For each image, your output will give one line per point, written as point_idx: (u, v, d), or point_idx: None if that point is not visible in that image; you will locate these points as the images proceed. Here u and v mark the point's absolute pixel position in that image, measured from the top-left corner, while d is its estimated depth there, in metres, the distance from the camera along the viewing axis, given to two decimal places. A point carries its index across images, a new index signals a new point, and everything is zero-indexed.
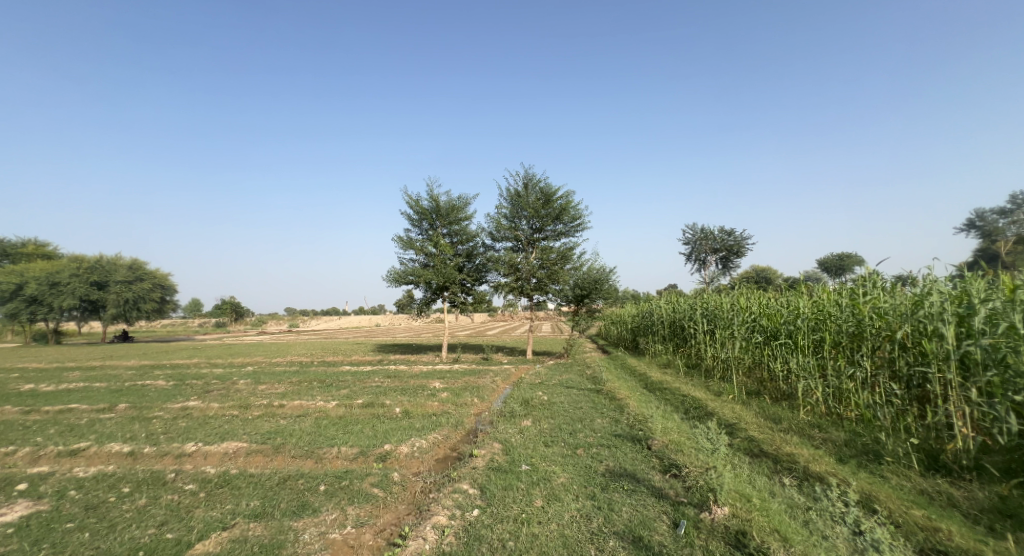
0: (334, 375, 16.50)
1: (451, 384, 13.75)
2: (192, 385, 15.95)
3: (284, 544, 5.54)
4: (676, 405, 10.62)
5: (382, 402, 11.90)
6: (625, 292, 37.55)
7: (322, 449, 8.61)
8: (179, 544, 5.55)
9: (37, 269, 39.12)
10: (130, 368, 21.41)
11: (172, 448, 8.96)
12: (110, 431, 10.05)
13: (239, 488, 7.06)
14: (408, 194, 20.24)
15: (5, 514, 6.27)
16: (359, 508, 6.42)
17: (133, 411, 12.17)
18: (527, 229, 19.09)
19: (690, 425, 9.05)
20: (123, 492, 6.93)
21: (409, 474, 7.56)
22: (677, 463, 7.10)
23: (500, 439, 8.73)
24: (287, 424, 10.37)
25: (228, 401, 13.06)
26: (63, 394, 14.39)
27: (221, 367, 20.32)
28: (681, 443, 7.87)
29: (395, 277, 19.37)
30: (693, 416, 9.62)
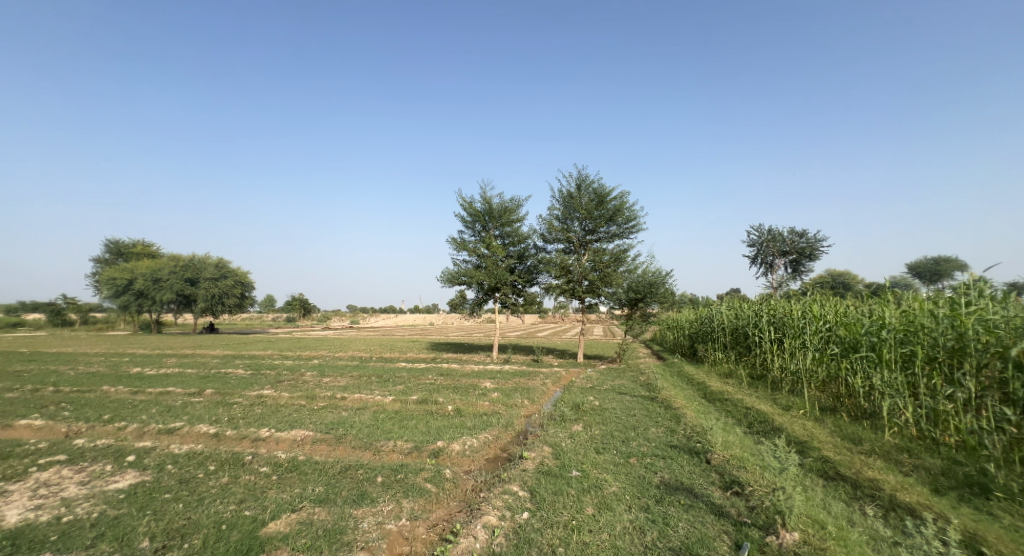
0: (391, 371, 17.15)
1: (502, 385, 13.82)
2: (266, 375, 17.18)
3: (345, 531, 5.79)
4: (738, 418, 10.04)
5: (436, 399, 12.17)
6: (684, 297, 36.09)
7: (380, 442, 8.93)
8: (255, 522, 5.96)
9: (142, 266, 43.84)
10: (216, 357, 23.44)
11: (250, 432, 9.68)
12: (199, 414, 11.03)
13: (305, 474, 7.47)
14: (462, 196, 20.65)
15: (117, 481, 7.04)
16: (414, 501, 6.59)
17: (218, 396, 13.30)
18: (580, 231, 18.84)
19: (753, 441, 8.52)
20: (210, 470, 7.57)
21: (461, 472, 7.67)
22: (739, 480, 6.70)
23: (551, 443, 8.65)
24: (347, 416, 10.87)
25: (296, 391, 13.93)
26: (160, 378, 15.96)
27: (292, 360, 21.72)
28: (744, 459, 7.43)
29: (449, 277, 19.79)
30: (758, 431, 9.05)
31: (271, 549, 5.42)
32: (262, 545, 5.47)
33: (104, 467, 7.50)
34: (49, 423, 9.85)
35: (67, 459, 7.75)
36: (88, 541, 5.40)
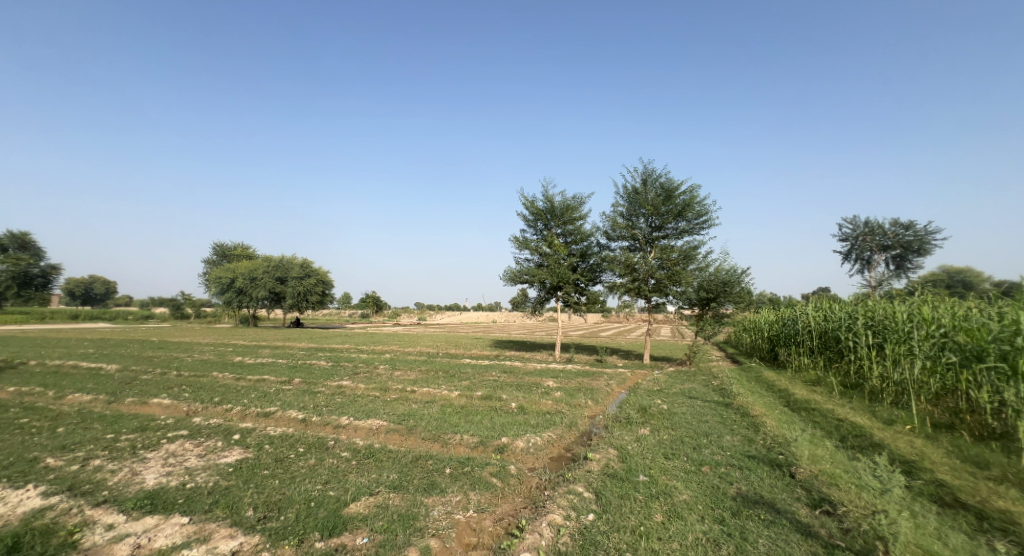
0: (458, 366, 17.70)
1: (565, 384, 13.77)
2: (345, 367, 18.44)
3: (417, 517, 6.09)
4: (827, 430, 9.26)
5: (500, 396, 12.38)
6: (764, 296, 33.78)
7: (447, 434, 9.27)
8: (338, 501, 6.45)
9: (242, 266, 48.77)
10: (302, 349, 25.53)
11: (332, 419, 10.46)
12: (289, 400, 12.09)
13: (381, 461, 7.94)
14: (524, 195, 20.79)
15: (226, 456, 7.92)
16: (480, 494, 6.79)
17: (304, 385, 14.50)
18: (646, 227, 18.28)
19: (847, 457, 7.83)
20: (299, 451, 8.28)
21: (526, 469, 7.78)
22: (830, 499, 6.23)
23: (616, 445, 8.51)
24: (417, 408, 11.37)
25: (371, 383, 14.83)
26: (257, 367, 17.68)
27: (367, 353, 23.14)
28: (836, 476, 6.87)
29: (511, 275, 20.01)
30: (854, 446, 8.31)
31: (352, 528, 5.84)
32: (345, 524, 5.91)
33: (216, 443, 8.47)
34: (172, 402, 11.29)
35: (187, 434, 8.83)
36: (206, 506, 6.14)
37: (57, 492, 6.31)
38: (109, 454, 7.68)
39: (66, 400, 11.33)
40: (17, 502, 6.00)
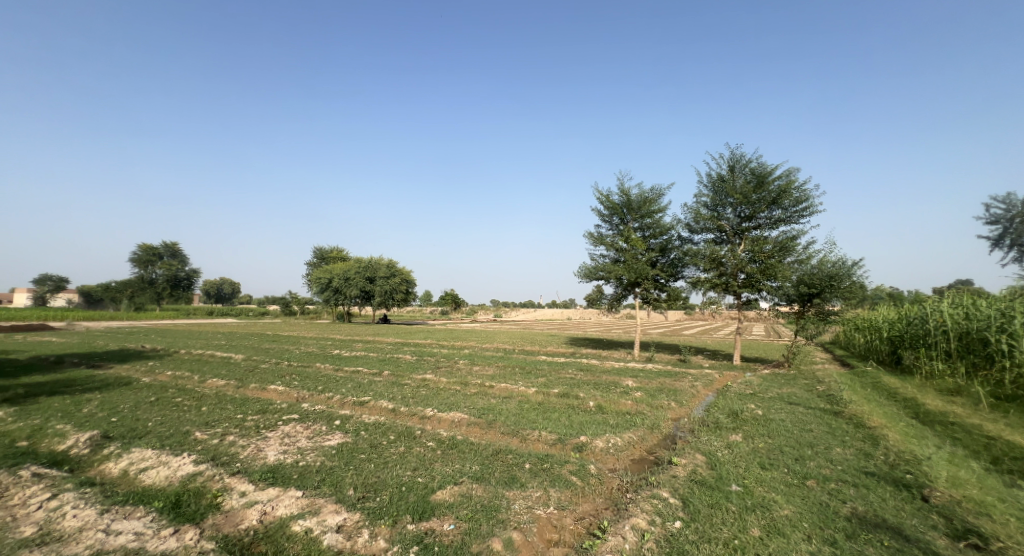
0: (534, 363, 17.93)
1: (645, 384, 13.41)
2: (428, 361, 19.46)
3: (499, 509, 6.32)
4: (972, 450, 8.07)
5: (577, 394, 12.34)
6: (883, 291, 30.12)
7: (526, 430, 9.45)
8: (427, 488, 6.88)
9: (338, 267, 53.21)
10: (390, 343, 27.35)
11: (417, 410, 11.12)
12: (380, 391, 13.03)
13: (464, 452, 8.31)
14: (598, 189, 20.44)
15: (330, 439, 8.75)
16: (560, 492, 6.86)
17: (393, 377, 15.55)
18: (733, 218, 17.20)
19: (1001, 484, 6.81)
20: (390, 439, 8.92)
21: (606, 469, 7.71)
22: (977, 532, 5.48)
23: (704, 451, 8.16)
24: (496, 403, 11.70)
25: (452, 377, 15.52)
26: (352, 359, 19.27)
27: (448, 348, 24.21)
28: (985, 505, 6.03)
29: (586, 272, 19.80)
30: (1011, 470, 7.20)
31: (439, 514, 6.21)
32: (432, 510, 6.29)
33: (322, 427, 9.39)
34: (284, 389, 12.67)
35: (298, 417, 9.89)
36: (316, 483, 6.85)
37: (204, 460, 7.38)
38: (240, 431, 8.83)
39: (206, 383, 13.20)
40: (176, 467, 7.12)
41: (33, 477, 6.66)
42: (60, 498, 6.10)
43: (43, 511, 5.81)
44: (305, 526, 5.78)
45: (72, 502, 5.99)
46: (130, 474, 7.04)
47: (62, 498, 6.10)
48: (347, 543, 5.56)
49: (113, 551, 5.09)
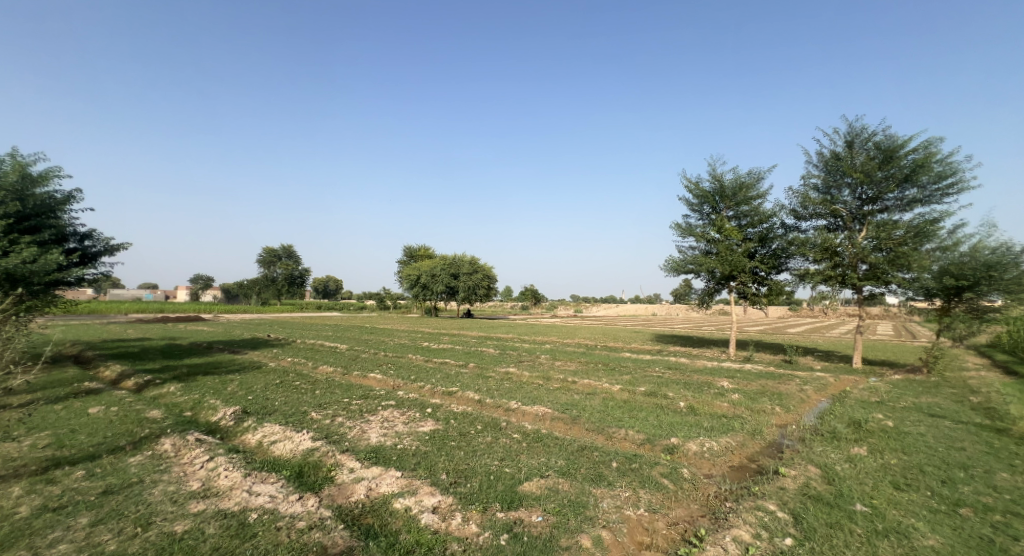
0: (617, 359, 17.53)
1: (743, 386, 12.52)
2: (511, 355, 19.85)
3: (587, 506, 6.28)
4: None
5: (665, 393, 11.84)
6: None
7: (611, 428, 9.28)
8: (515, 478, 7.03)
9: (426, 264, 56.10)
10: (474, 337, 28.32)
11: (502, 402, 11.38)
12: (466, 382, 13.55)
13: (549, 446, 8.36)
14: (685, 177, 19.36)
15: (423, 425, 9.27)
16: (651, 494, 6.65)
17: (478, 369, 16.09)
18: (851, 200, 15.38)
19: None
20: (477, 428, 9.24)
21: (701, 475, 7.32)
22: None
23: (818, 463, 7.44)
24: (579, 399, 11.61)
25: (535, 371, 15.68)
26: (440, 351, 20.23)
27: (530, 343, 24.50)
28: None
29: (673, 265, 18.88)
30: None
31: (526, 505, 6.32)
32: (520, 500, 6.42)
33: (415, 414, 9.98)
34: (382, 377, 13.66)
35: (395, 404, 10.61)
36: (412, 466, 7.30)
37: (320, 437, 8.21)
38: (347, 414, 9.69)
39: (318, 369, 14.67)
40: (298, 441, 8.00)
41: (194, 441, 7.85)
42: (216, 460, 7.14)
43: (204, 470, 6.83)
44: (405, 504, 6.20)
45: (225, 464, 6.98)
46: (263, 444, 8.05)
47: (217, 460, 7.12)
48: (442, 524, 5.85)
49: (254, 509, 5.85)
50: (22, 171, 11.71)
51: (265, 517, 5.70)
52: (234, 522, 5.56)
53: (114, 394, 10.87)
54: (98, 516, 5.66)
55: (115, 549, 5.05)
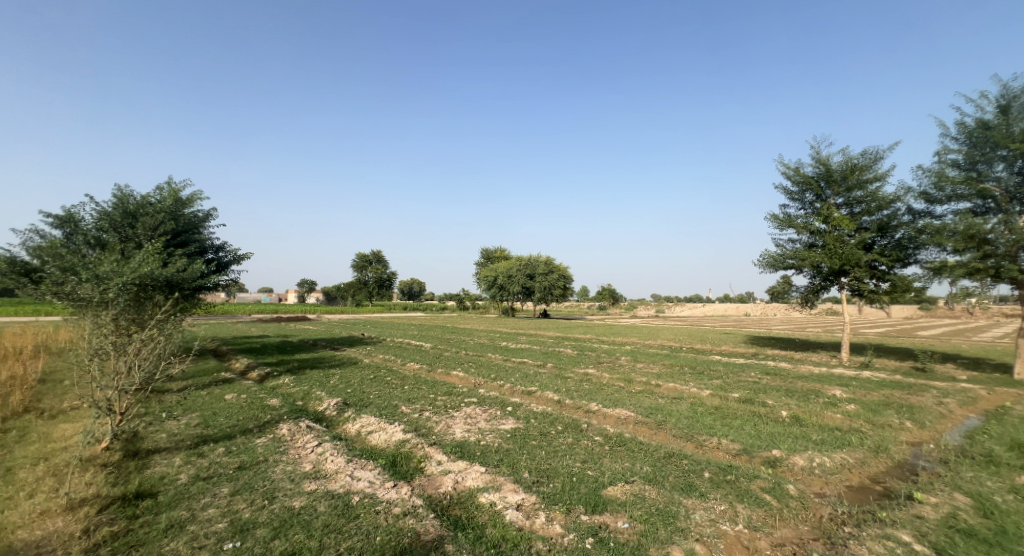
0: (705, 362, 16.47)
1: (861, 396, 11.14)
2: (589, 355, 19.47)
3: (677, 517, 5.91)
4: None
5: (763, 400, 10.89)
6: None
7: (702, 436, 8.69)
8: (598, 482, 6.82)
9: (502, 265, 56.99)
10: (551, 337, 28.27)
11: (582, 403, 11.14)
12: (546, 382, 13.48)
13: (633, 451, 8.01)
14: (781, 162, 17.73)
15: (505, 423, 9.35)
16: (750, 509, 6.11)
17: (557, 370, 15.95)
18: (1006, 176, 13.10)
19: None
20: (558, 429, 9.11)
21: (810, 493, 6.59)
22: None
23: (966, 491, 6.37)
24: (664, 404, 11.03)
25: (616, 373, 15.21)
26: (518, 351, 20.38)
27: (609, 343, 23.88)
28: None
29: (769, 261, 17.36)
30: None
31: (612, 510, 6.10)
32: (605, 504, 6.20)
33: (497, 412, 10.09)
34: (464, 375, 14.03)
35: (477, 401, 10.83)
36: (496, 462, 7.37)
37: (410, 430, 8.60)
38: (433, 409, 10.06)
39: (406, 366, 15.43)
40: (392, 432, 8.44)
41: (305, 427, 8.60)
42: (324, 446, 7.75)
43: (315, 454, 7.45)
44: (490, 500, 6.25)
45: (331, 449, 7.55)
46: (361, 434, 8.60)
47: (325, 445, 7.73)
48: (526, 522, 5.82)
49: (357, 492, 6.25)
50: (173, 195, 13.78)
51: (365, 501, 6.05)
52: (340, 502, 5.97)
53: (242, 383, 12.30)
54: (237, 486, 6.38)
55: (249, 517, 5.64)
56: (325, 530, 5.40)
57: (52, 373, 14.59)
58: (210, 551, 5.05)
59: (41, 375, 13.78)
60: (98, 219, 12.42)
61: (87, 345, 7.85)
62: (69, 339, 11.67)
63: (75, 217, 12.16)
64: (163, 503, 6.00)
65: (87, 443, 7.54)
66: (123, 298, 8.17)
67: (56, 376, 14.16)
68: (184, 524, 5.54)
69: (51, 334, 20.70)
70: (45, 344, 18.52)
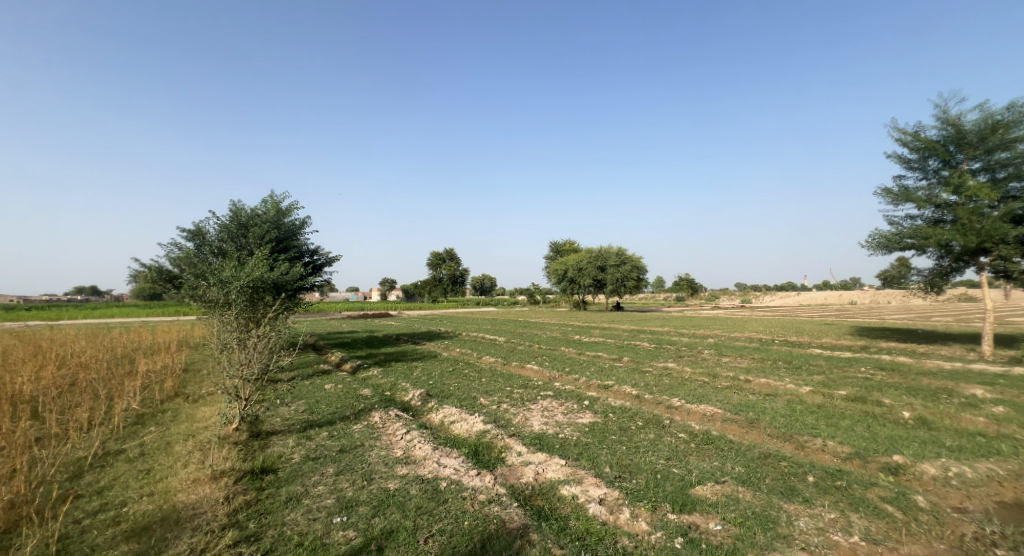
0: (802, 356, 15.12)
1: (1006, 397, 9.62)
2: (668, 349, 18.68)
3: (778, 522, 5.46)
4: None
5: (877, 399, 9.76)
6: None
7: (802, 436, 7.97)
8: (684, 480, 6.50)
9: (573, 258, 56.33)
10: (625, 330, 27.52)
11: (663, 399, 10.70)
12: (623, 376, 13.14)
13: (722, 450, 7.54)
14: (895, 128, 15.73)
15: (582, 417, 9.24)
16: (867, 520, 5.50)
17: (634, 364, 15.48)
18: None
19: None
20: (639, 424, 8.83)
21: (944, 506, 5.80)
22: None
23: None
24: (756, 400, 10.28)
25: (699, 367, 14.44)
26: (592, 344, 20.04)
27: (689, 336, 22.74)
28: None
29: (882, 241, 15.52)
30: None
31: (702, 510, 5.77)
32: (694, 504, 5.89)
33: (573, 405, 9.99)
34: (539, 369, 14.07)
35: (553, 394, 10.81)
36: (575, 455, 7.29)
37: (490, 421, 8.78)
38: (511, 401, 10.20)
39: (484, 360, 15.77)
40: (473, 423, 8.67)
41: (395, 416, 9.09)
42: (412, 434, 8.14)
43: (404, 441, 7.86)
44: (572, 492, 6.19)
45: (419, 437, 7.92)
46: (445, 423, 8.93)
47: (413, 433, 8.12)
48: (610, 516, 5.68)
49: (444, 478, 6.49)
50: (276, 207, 15.18)
51: (452, 486, 6.26)
52: (430, 487, 6.22)
53: (339, 374, 13.31)
54: (341, 467, 6.91)
55: (352, 496, 6.06)
56: (418, 511, 5.66)
57: (192, 363, 16.86)
58: (322, 523, 5.49)
59: (184, 365, 15.98)
60: (219, 231, 14.07)
61: (217, 341, 8.93)
62: (205, 333, 13.39)
63: (202, 231, 13.84)
64: (283, 479, 6.65)
65: (222, 424, 8.58)
66: (241, 302, 9.39)
67: (194, 365, 16.40)
68: (301, 498, 6.09)
69: (186, 330, 23.94)
70: (184, 338, 21.50)
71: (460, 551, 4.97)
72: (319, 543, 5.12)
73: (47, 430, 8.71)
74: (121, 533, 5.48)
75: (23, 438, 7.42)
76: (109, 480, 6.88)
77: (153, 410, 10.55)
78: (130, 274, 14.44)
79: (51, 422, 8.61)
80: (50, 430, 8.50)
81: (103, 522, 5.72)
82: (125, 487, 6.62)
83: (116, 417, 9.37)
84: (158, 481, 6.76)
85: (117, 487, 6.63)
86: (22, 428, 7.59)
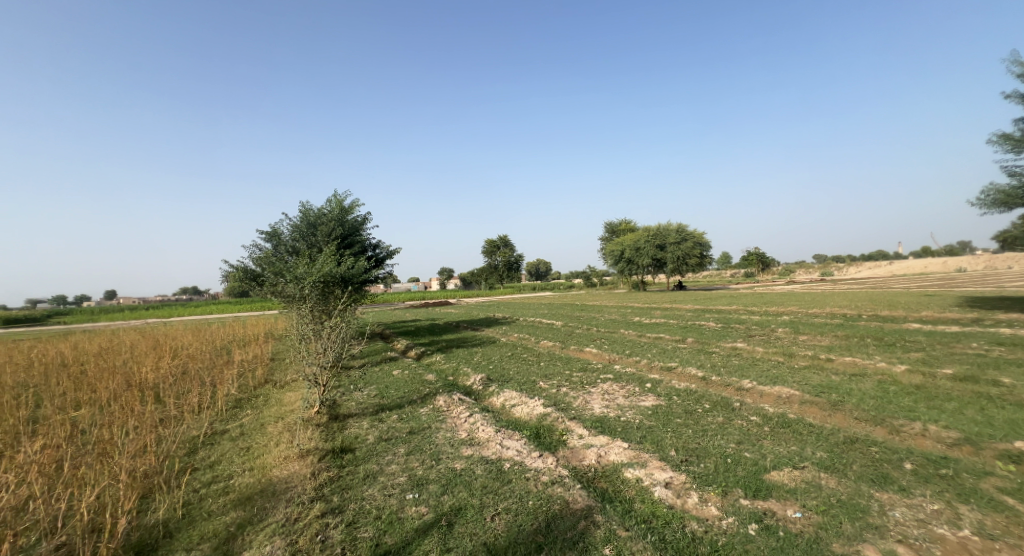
0: (894, 333, 13.71)
1: None
2: (737, 328, 17.65)
3: (869, 511, 4.95)
4: None
5: (993, 379, 8.60)
6: None
7: (896, 420, 7.19)
8: (758, 465, 6.07)
9: (630, 238, 54.71)
10: (689, 310, 26.39)
11: (733, 380, 10.09)
12: (687, 358, 12.56)
13: (801, 434, 6.96)
14: (1016, 63, 13.66)
15: (645, 400, 8.91)
16: (981, 513, 4.85)
17: (699, 345, 14.76)
18: None
19: None
20: (706, 407, 8.37)
21: None
22: None
23: None
24: (840, 381, 9.42)
25: (772, 347, 13.50)
26: (654, 326, 19.35)
27: (759, 314, 21.38)
28: None
29: (999, 197, 13.61)
30: None
31: (778, 496, 5.35)
32: (769, 490, 5.48)
33: (635, 388, 9.67)
34: (598, 351, 13.79)
35: (613, 377, 10.53)
36: (639, 438, 7.04)
37: (550, 404, 8.68)
38: (570, 384, 10.04)
39: (543, 343, 15.68)
40: (533, 406, 8.62)
41: (458, 400, 9.24)
42: (475, 416, 8.23)
43: (468, 423, 7.97)
44: (636, 475, 5.97)
45: (481, 420, 8.00)
46: (506, 407, 8.95)
47: (476, 416, 8.21)
48: (677, 500, 5.41)
49: (507, 459, 6.49)
50: (341, 205, 15.82)
51: (516, 467, 6.25)
52: (494, 468, 6.25)
53: (405, 360, 13.78)
54: (411, 447, 7.12)
55: (422, 474, 6.22)
56: (484, 490, 5.70)
57: (278, 353, 18.20)
58: (397, 499, 5.67)
59: (271, 355, 17.27)
60: (292, 231, 14.96)
61: (295, 333, 9.50)
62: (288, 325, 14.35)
63: (278, 232, 14.79)
64: (360, 457, 6.95)
65: (305, 407, 9.14)
66: (314, 296, 9.93)
67: (280, 355, 17.70)
68: (376, 475, 6.33)
69: (271, 323, 25.92)
70: (269, 330, 23.27)
71: (526, 530, 4.93)
72: (395, 518, 5.28)
73: (166, 411, 9.73)
74: (230, 501, 5.98)
75: (150, 418, 8.32)
76: (217, 455, 7.55)
77: (248, 395, 11.47)
78: (221, 275, 15.77)
79: (169, 404, 9.59)
80: (168, 412, 9.47)
81: (215, 492, 6.26)
82: (231, 461, 7.23)
83: (220, 400, 10.29)
84: (257, 457, 7.31)
85: (225, 462, 7.25)
86: (149, 409, 8.51)
